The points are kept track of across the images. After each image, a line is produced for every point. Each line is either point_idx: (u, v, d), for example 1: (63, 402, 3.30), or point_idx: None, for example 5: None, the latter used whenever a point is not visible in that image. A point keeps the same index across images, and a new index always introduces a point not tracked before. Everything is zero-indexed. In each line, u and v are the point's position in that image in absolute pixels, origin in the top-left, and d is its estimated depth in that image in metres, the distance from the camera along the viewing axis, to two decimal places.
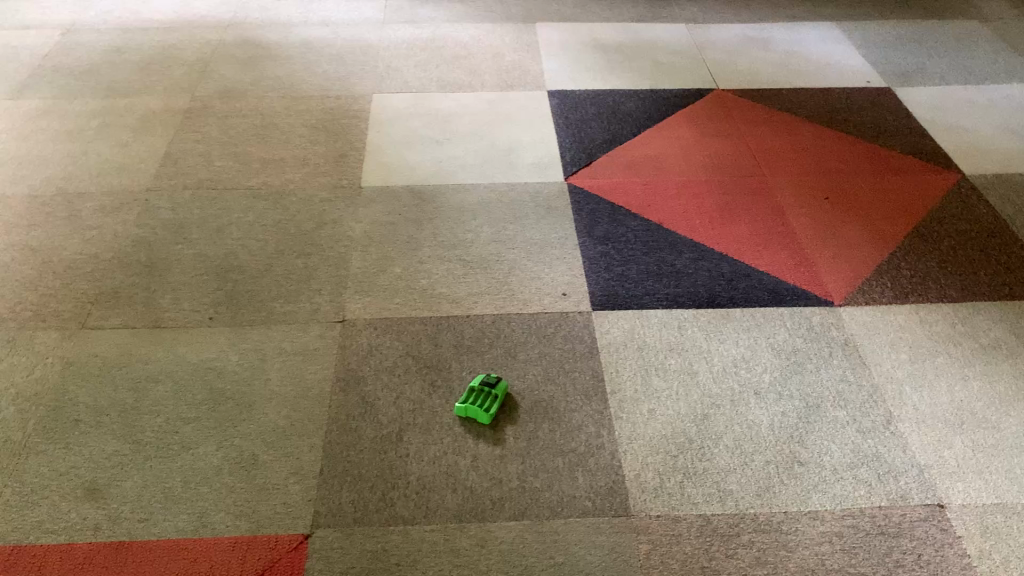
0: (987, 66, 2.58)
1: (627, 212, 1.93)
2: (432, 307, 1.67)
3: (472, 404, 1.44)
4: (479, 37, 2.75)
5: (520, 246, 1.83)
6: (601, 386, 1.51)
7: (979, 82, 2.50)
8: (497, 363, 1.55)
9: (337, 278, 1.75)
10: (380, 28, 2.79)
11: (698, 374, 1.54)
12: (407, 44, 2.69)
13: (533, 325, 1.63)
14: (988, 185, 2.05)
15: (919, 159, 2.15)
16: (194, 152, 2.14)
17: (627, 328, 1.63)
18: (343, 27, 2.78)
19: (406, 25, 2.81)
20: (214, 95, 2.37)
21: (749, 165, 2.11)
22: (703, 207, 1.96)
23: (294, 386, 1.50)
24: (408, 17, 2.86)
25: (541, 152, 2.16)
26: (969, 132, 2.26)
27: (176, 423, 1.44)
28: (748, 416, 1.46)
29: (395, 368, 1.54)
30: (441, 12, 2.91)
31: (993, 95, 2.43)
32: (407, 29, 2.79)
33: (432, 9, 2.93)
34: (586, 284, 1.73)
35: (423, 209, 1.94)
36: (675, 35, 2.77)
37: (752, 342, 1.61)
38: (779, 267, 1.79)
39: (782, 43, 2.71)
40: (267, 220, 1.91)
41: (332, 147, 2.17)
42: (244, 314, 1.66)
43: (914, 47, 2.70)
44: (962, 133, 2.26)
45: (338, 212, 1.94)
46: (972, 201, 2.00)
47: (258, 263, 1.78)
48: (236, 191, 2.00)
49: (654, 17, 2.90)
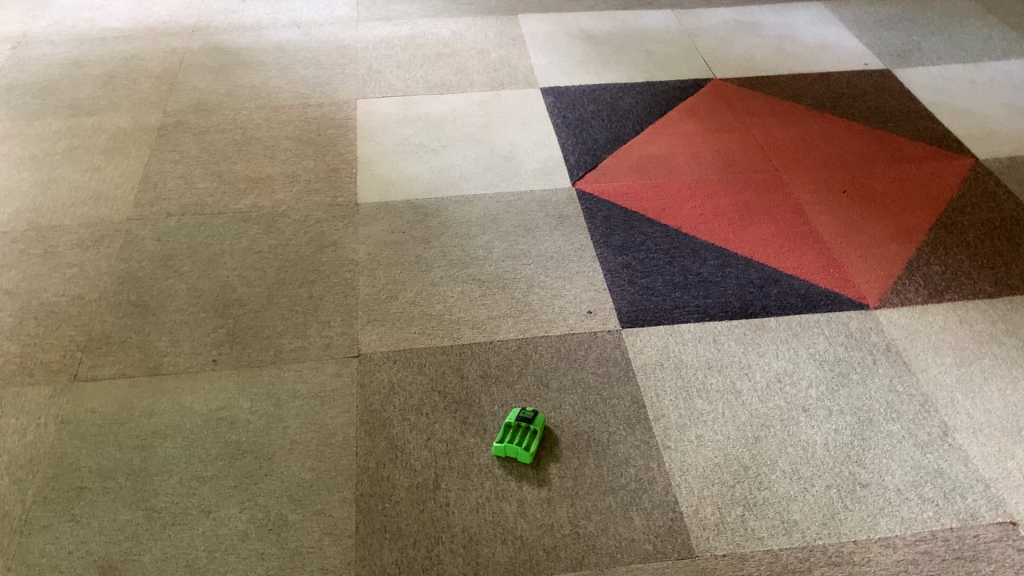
0: (982, 43, 2.53)
1: (643, 218, 1.84)
2: (453, 334, 1.57)
3: (512, 441, 1.34)
4: (460, 32, 2.62)
5: (536, 261, 1.73)
6: (643, 412, 1.43)
7: (977, 59, 2.45)
8: (530, 394, 1.46)
9: (346, 307, 1.63)
10: (356, 26, 2.65)
11: (741, 393, 1.46)
12: (386, 44, 2.55)
13: (562, 349, 1.54)
14: (1004, 169, 2.01)
15: (930, 144, 2.09)
16: (174, 173, 2.00)
17: (661, 346, 1.55)
18: (315, 28, 2.64)
19: (382, 22, 2.68)
20: (187, 110, 2.23)
21: (760, 161, 2.03)
22: (720, 208, 1.88)
23: (316, 433, 1.39)
24: (383, 13, 2.73)
25: (543, 157, 2.05)
26: (976, 113, 2.21)
27: (192, 484, 1.33)
28: (800, 437, 1.39)
29: (421, 406, 1.44)
30: (417, 6, 2.77)
31: (994, 73, 2.38)
32: (384, 26, 2.65)
33: (407, 3, 2.79)
34: (611, 300, 1.64)
35: (428, 225, 1.83)
36: (664, 21, 2.68)
37: (793, 354, 1.53)
38: (809, 269, 1.72)
39: (773, 27, 2.63)
40: (263, 246, 1.78)
41: (321, 160, 2.04)
42: (250, 353, 1.54)
43: (906, 26, 2.64)
44: (969, 115, 2.21)
45: (337, 233, 1.82)
46: (991, 186, 1.95)
47: (259, 295, 1.66)
48: (225, 216, 1.87)
49: (639, 3, 2.80)
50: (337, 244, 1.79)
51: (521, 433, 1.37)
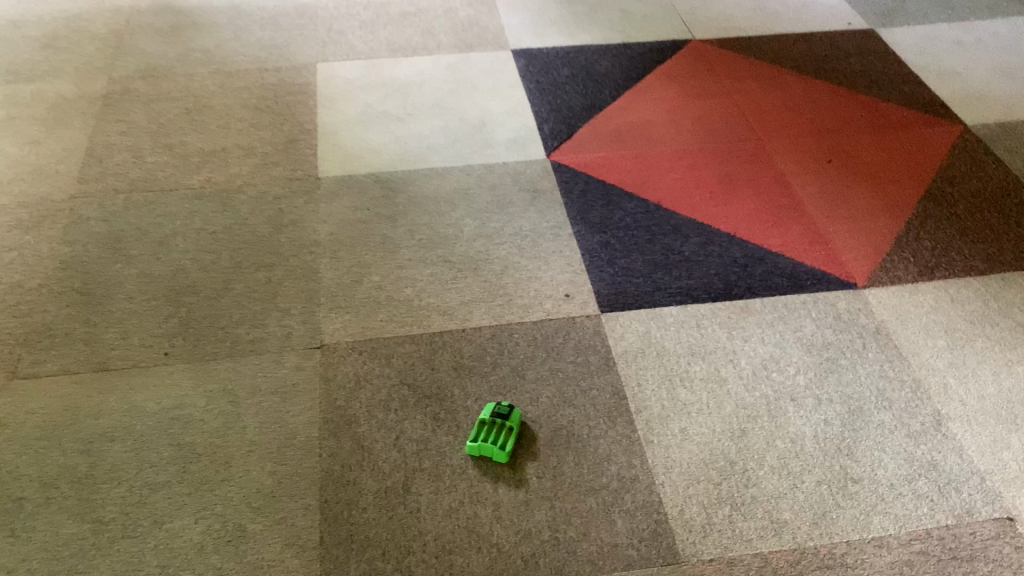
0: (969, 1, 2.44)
1: (621, 193, 1.75)
2: (422, 322, 1.48)
3: (486, 440, 1.26)
4: None
5: (510, 240, 1.64)
6: (624, 403, 1.35)
7: (964, 19, 2.36)
8: (505, 387, 1.37)
9: (307, 294, 1.53)
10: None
11: (727, 381, 1.39)
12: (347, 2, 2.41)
13: (539, 337, 1.45)
14: (993, 137, 1.93)
15: (917, 110, 2.01)
16: (121, 146, 1.86)
17: (642, 331, 1.47)
18: None
19: None
20: (135, 75, 2.08)
21: (742, 129, 1.94)
22: (701, 181, 1.79)
23: (276, 434, 1.30)
24: None
25: (515, 126, 1.95)
26: (964, 77, 2.13)
27: (143, 492, 1.23)
28: (789, 428, 1.32)
29: (389, 402, 1.35)
30: None
31: (981, 34, 2.29)
32: None
33: None
34: (589, 282, 1.55)
35: (394, 202, 1.73)
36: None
37: (780, 338, 1.46)
38: (794, 246, 1.64)
39: None
40: (217, 226, 1.67)
41: (280, 131, 1.92)
42: (205, 345, 1.44)
43: None
44: (956, 78, 2.13)
45: (297, 211, 1.71)
46: (980, 155, 1.87)
47: (214, 280, 1.55)
48: (176, 193, 1.74)
49: None
50: (297, 223, 1.68)
51: (496, 431, 1.29)
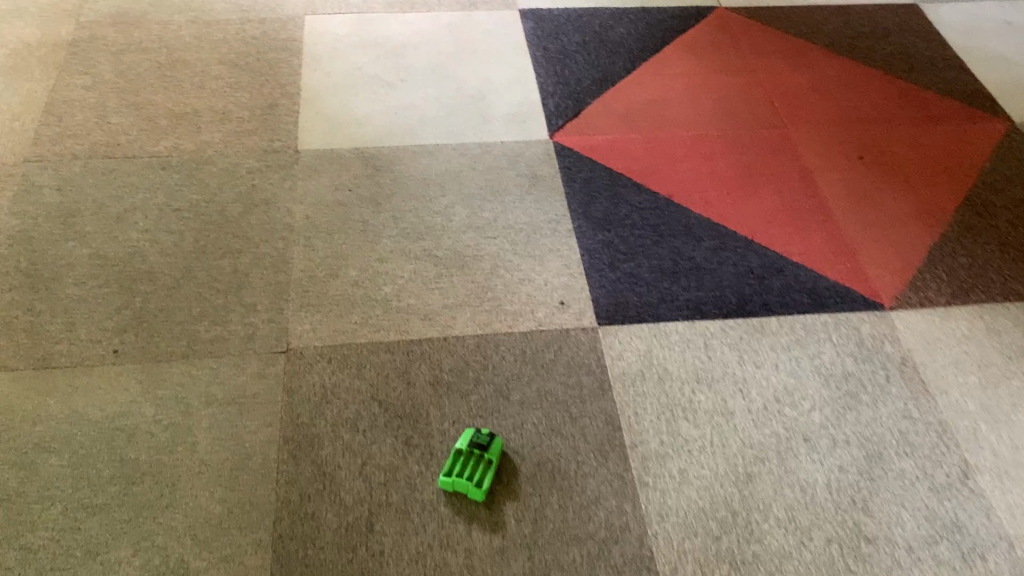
0: None
1: (629, 184, 1.59)
2: (399, 327, 1.33)
3: (461, 474, 1.14)
4: None
5: (503, 234, 1.49)
6: (618, 436, 1.22)
7: None
8: (486, 409, 1.24)
9: (275, 287, 1.39)
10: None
11: (734, 416, 1.25)
12: None
13: (528, 351, 1.31)
14: None
15: (960, 101, 1.83)
16: (83, 103, 1.70)
17: (643, 350, 1.32)
18: None
19: None
20: (104, 21, 1.90)
21: (767, 114, 1.76)
22: (718, 173, 1.62)
23: (230, 454, 1.17)
24: None
25: (517, 99, 1.77)
26: (1013, 64, 1.94)
27: (77, 514, 1.11)
28: (799, 475, 1.19)
29: (357, 421, 1.21)
30: None
31: None
32: None
33: None
34: (588, 289, 1.40)
35: (379, 183, 1.57)
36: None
37: (795, 367, 1.32)
38: (816, 256, 1.49)
39: None
40: (181, 203, 1.51)
41: (259, 93, 1.75)
42: (158, 343, 1.30)
43: None
44: (1004, 66, 1.94)
45: (271, 189, 1.55)
46: None
47: (174, 267, 1.41)
48: (140, 161, 1.59)
49: None
50: (270, 203, 1.52)
51: (474, 463, 1.16)
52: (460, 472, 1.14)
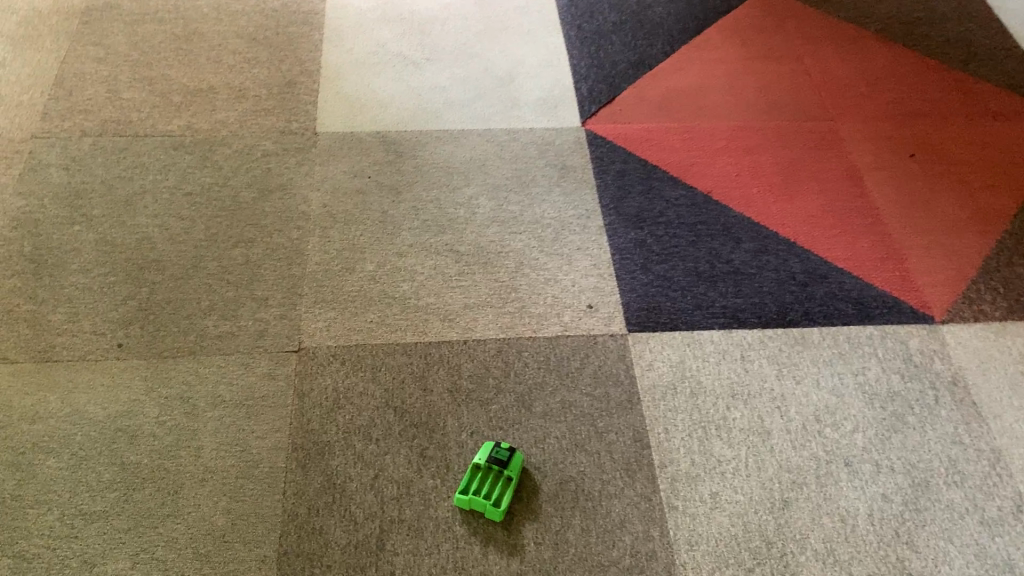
0: None
1: (665, 178, 1.50)
2: (417, 328, 1.26)
3: (478, 493, 1.07)
4: None
5: (530, 228, 1.40)
6: (647, 454, 1.15)
7: None
8: (507, 421, 1.17)
9: (289, 281, 1.32)
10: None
11: (771, 436, 1.18)
12: None
13: (552, 358, 1.24)
14: None
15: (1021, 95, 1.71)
16: (95, 76, 1.62)
17: (675, 360, 1.25)
18: None
19: None
20: None
21: (813, 105, 1.66)
22: (760, 168, 1.53)
23: (236, 461, 1.11)
24: None
25: (548, 83, 1.68)
26: None
27: (74, 522, 1.05)
28: (840, 503, 1.11)
29: (369, 430, 1.15)
30: None
31: None
32: None
33: None
34: (618, 292, 1.32)
35: (400, 171, 1.49)
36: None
37: (838, 383, 1.24)
38: (862, 262, 1.40)
39: None
40: (193, 186, 1.44)
41: (277, 70, 1.67)
42: (165, 338, 1.24)
43: None
44: None
45: (288, 174, 1.48)
46: None
47: (184, 256, 1.34)
48: (152, 140, 1.51)
49: None
50: (285, 189, 1.45)
51: (492, 480, 1.09)
52: (477, 491, 1.08)
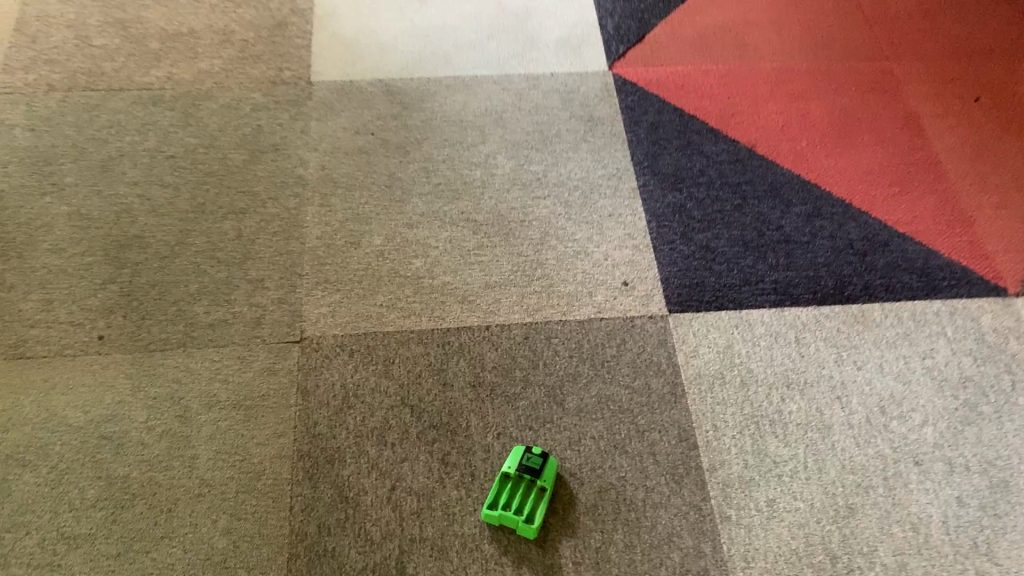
0: None
1: (704, 131, 1.34)
2: (433, 311, 1.13)
3: (508, 507, 0.96)
4: None
5: (555, 192, 1.25)
6: (694, 456, 1.03)
7: None
8: (537, 419, 1.04)
9: (287, 259, 1.18)
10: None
11: (832, 431, 1.06)
12: None
13: (585, 345, 1.11)
14: None
15: None
16: (61, 20, 1.45)
17: (723, 344, 1.11)
18: None
19: None
20: None
21: (866, 41, 1.49)
22: (809, 116, 1.37)
23: (236, 472, 0.99)
24: None
25: (569, 19, 1.50)
26: None
27: (57, 547, 0.94)
28: (911, 509, 1.00)
29: (384, 433, 1.03)
30: None
31: None
32: None
33: None
34: (656, 265, 1.18)
35: (407, 126, 1.33)
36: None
37: (904, 368, 1.11)
38: (925, 226, 1.25)
39: None
40: (176, 149, 1.29)
41: (266, 10, 1.49)
42: (151, 327, 1.11)
43: None
44: None
45: (281, 132, 1.32)
46: None
47: (169, 231, 1.20)
48: (128, 94, 1.35)
49: None
50: (279, 150, 1.30)
51: (523, 491, 0.97)
52: (507, 505, 0.96)
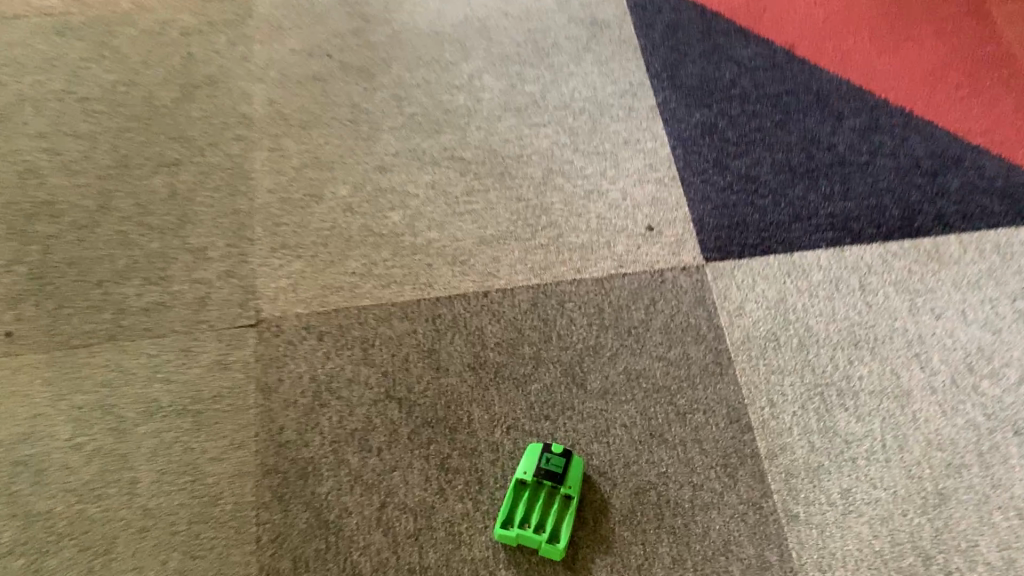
0: None
1: (731, 31, 1.10)
2: (418, 277, 0.92)
3: (527, 522, 0.77)
4: None
5: (556, 117, 1.03)
6: (749, 441, 0.84)
7: None
8: (555, 407, 0.85)
9: (234, 220, 0.96)
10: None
11: (912, 399, 0.87)
12: None
13: (607, 309, 0.91)
14: None
15: None
16: None
17: (774, 298, 0.91)
18: None
19: None
20: None
21: None
22: (855, 6, 1.13)
23: (186, 498, 0.80)
24: None
25: None
26: None
27: None
28: (1014, 492, 0.82)
29: (366, 436, 0.83)
30: None
31: None
32: None
33: None
34: (686, 203, 0.97)
35: (370, 42, 1.09)
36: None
37: (993, 314, 0.92)
38: (1005, 132, 1.03)
39: None
40: (89, 88, 1.05)
41: None
42: (70, 317, 0.89)
43: None
44: None
45: (217, 59, 1.08)
46: None
47: (86, 192, 0.97)
48: (26, 23, 1.10)
49: None
50: (216, 84, 1.06)
51: (545, 499, 0.79)
52: (526, 518, 0.78)
